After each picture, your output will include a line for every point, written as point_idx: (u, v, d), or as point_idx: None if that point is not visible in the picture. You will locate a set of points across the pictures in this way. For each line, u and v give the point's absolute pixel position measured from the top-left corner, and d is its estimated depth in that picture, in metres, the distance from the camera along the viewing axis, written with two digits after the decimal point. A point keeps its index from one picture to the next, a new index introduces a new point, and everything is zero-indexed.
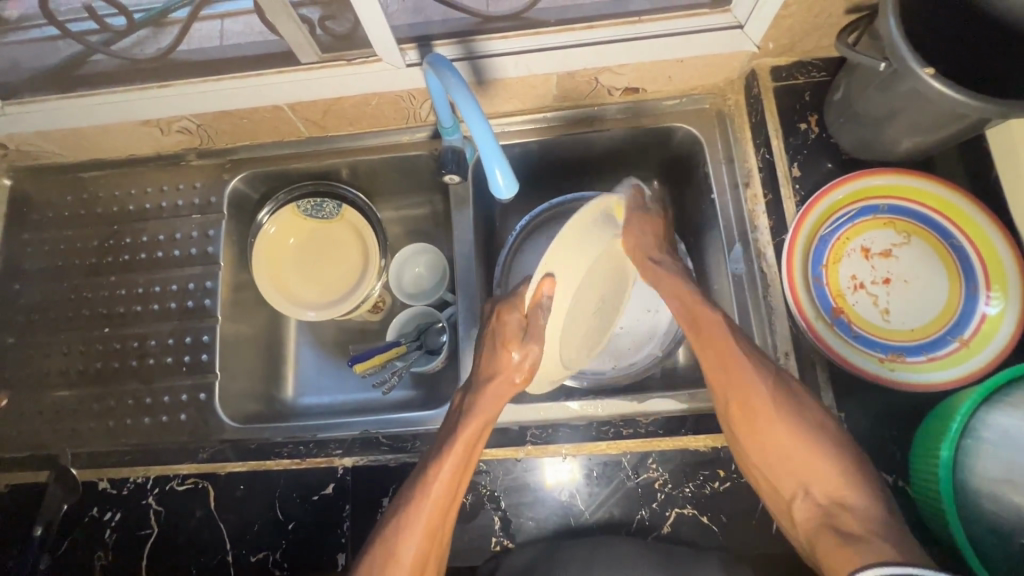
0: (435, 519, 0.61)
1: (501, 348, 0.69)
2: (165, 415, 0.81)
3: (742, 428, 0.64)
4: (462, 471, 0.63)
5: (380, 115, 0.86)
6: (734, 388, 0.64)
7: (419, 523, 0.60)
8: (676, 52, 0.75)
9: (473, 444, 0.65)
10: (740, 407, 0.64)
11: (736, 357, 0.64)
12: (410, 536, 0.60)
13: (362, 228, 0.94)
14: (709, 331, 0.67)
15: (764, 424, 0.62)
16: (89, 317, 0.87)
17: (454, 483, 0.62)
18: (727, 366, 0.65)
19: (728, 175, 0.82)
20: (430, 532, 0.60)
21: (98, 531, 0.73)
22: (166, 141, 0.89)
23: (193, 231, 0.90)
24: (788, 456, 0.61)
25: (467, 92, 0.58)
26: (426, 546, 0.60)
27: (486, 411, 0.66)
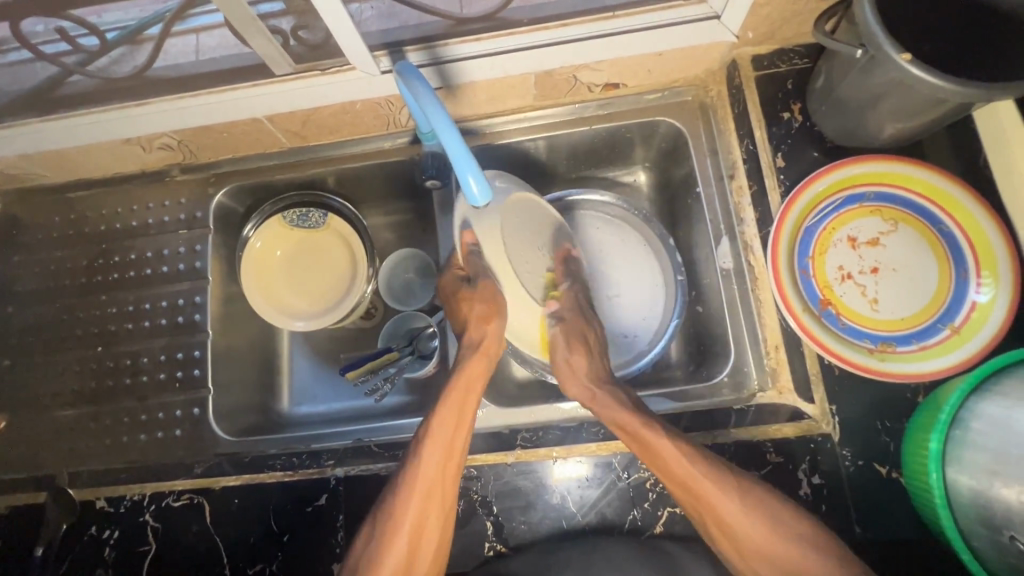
0: (433, 474, 0.63)
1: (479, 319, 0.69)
2: (160, 432, 0.82)
3: (723, 539, 0.61)
4: (456, 425, 0.65)
5: (360, 123, 0.85)
6: (702, 513, 0.61)
7: (416, 479, 0.63)
8: (653, 45, 0.74)
9: (463, 397, 0.66)
10: (722, 531, 0.61)
11: (698, 479, 0.61)
12: (410, 490, 0.62)
13: (348, 236, 0.94)
14: (663, 463, 0.62)
15: (749, 535, 0.60)
16: (82, 336, 0.88)
17: (448, 437, 0.64)
18: (692, 494, 0.61)
19: (713, 168, 0.81)
20: (428, 485, 0.62)
21: (97, 549, 0.73)
22: (149, 157, 0.89)
23: (180, 247, 0.90)
24: (781, 560, 0.59)
25: (435, 101, 0.57)
26: (424, 505, 0.62)
27: (475, 364, 0.68)
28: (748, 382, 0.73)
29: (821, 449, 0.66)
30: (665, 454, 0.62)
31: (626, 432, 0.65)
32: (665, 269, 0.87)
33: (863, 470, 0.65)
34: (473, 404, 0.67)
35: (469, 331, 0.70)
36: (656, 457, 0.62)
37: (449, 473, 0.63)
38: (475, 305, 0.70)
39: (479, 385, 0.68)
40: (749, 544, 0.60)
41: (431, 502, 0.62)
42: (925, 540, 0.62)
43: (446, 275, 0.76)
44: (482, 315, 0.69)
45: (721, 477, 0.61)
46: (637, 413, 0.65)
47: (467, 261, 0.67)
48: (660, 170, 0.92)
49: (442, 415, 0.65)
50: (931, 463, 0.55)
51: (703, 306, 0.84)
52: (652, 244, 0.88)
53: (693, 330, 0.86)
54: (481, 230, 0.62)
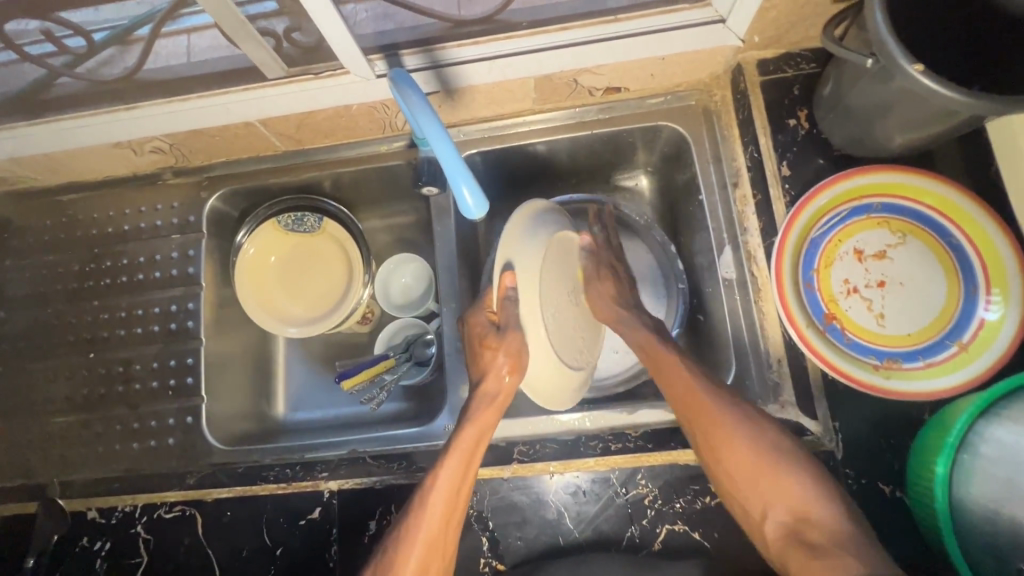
0: (436, 529, 0.60)
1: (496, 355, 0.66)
2: (152, 440, 0.81)
3: (722, 466, 0.60)
4: (462, 479, 0.62)
5: (355, 127, 0.83)
6: (698, 420, 0.62)
7: (420, 535, 0.60)
8: (656, 49, 0.72)
9: (472, 450, 0.63)
10: (714, 452, 0.61)
11: (702, 399, 0.62)
12: (412, 547, 0.59)
13: (344, 241, 0.92)
14: (671, 375, 0.65)
15: (728, 443, 0.60)
16: (74, 343, 0.87)
17: (454, 490, 0.62)
18: (697, 405, 0.62)
19: (716, 175, 0.79)
20: (431, 542, 0.60)
21: (89, 561, 0.73)
22: (140, 161, 0.87)
23: (173, 252, 0.88)
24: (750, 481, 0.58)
25: (429, 111, 0.55)
26: (427, 558, 0.60)
27: (486, 417, 0.65)
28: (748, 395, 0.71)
29: (823, 467, 0.64)
30: (669, 365, 0.66)
31: (680, 394, 0.63)
32: (667, 275, 0.86)
33: (866, 488, 0.63)
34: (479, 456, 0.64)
35: (483, 381, 0.67)
36: (664, 370, 0.66)
37: (452, 521, 0.62)
38: (499, 357, 0.65)
39: (488, 437, 0.65)
40: (726, 455, 0.60)
41: (433, 560, 0.60)
42: (928, 561, 0.61)
43: (471, 314, 0.72)
44: (507, 364, 0.65)
45: (720, 395, 0.63)
46: (661, 343, 0.69)
47: (501, 308, 0.64)
48: (662, 176, 0.90)
49: (449, 469, 0.62)
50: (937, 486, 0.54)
51: (704, 316, 0.82)
52: (654, 251, 0.87)
53: (694, 339, 0.84)
54: (520, 274, 0.60)
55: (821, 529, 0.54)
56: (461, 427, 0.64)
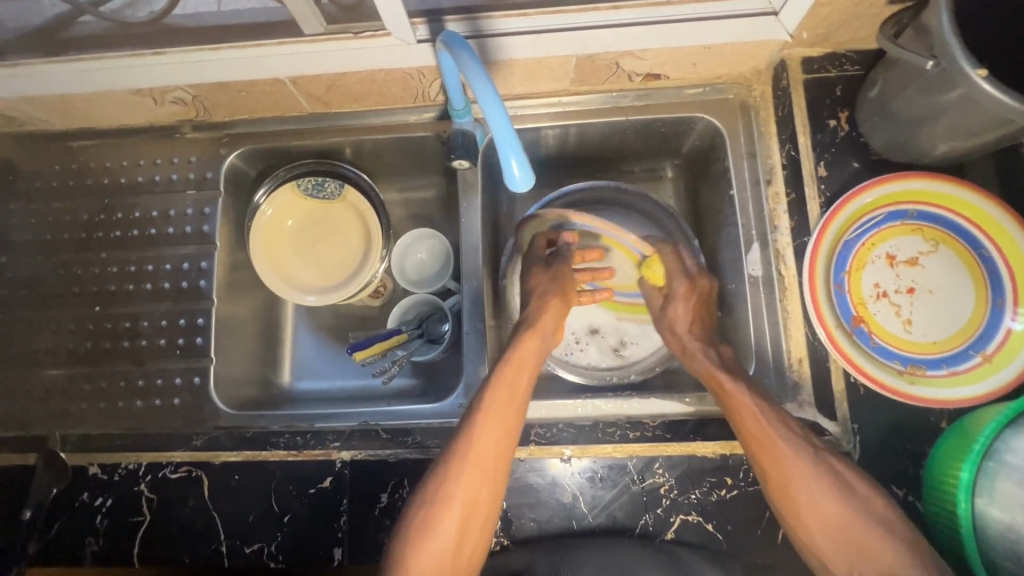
0: (485, 447, 0.61)
1: (546, 300, 0.75)
2: (157, 399, 0.79)
3: (786, 497, 0.60)
4: (509, 401, 0.64)
5: (387, 94, 0.81)
6: (770, 464, 0.61)
7: (474, 448, 0.61)
8: (704, 37, 0.71)
9: (518, 374, 0.67)
10: (788, 494, 0.60)
11: (772, 428, 0.61)
12: (466, 457, 0.61)
13: (364, 211, 0.90)
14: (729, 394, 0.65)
15: (803, 482, 0.60)
16: (79, 294, 0.84)
17: (501, 411, 0.63)
18: (779, 459, 0.60)
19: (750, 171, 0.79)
20: (485, 454, 0.61)
21: (88, 517, 0.70)
22: (159, 111, 0.84)
23: (187, 208, 0.86)
24: (833, 519, 0.58)
25: (482, 75, 0.53)
26: (475, 477, 0.61)
27: (528, 345, 0.69)
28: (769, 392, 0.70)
29: None
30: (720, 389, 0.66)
31: (700, 364, 0.69)
32: None
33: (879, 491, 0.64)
34: (526, 384, 0.66)
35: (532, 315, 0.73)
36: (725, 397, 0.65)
37: (502, 444, 0.62)
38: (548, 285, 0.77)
39: (535, 359, 0.69)
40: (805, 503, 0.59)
41: (485, 472, 0.61)
42: None
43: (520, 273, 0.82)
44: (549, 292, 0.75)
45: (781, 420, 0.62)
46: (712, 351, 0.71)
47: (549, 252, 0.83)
48: (691, 169, 0.90)
49: (495, 390, 0.64)
50: (959, 492, 0.55)
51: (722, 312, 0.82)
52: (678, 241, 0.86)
53: None
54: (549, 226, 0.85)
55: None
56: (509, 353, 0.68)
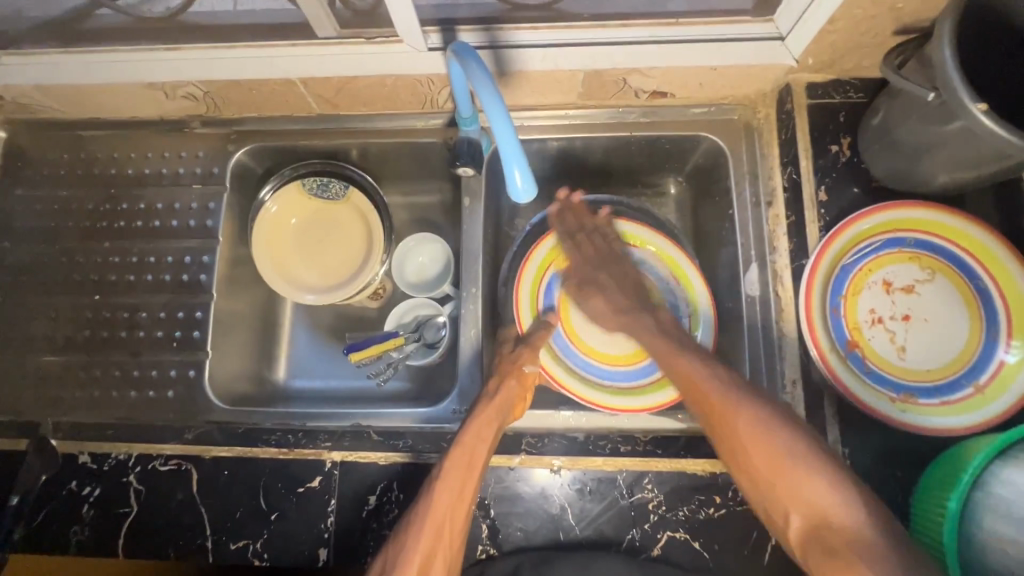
0: (440, 516, 0.61)
1: (505, 373, 0.71)
2: (152, 390, 0.79)
3: (732, 452, 0.60)
4: (468, 469, 0.64)
5: (396, 99, 0.82)
6: (768, 477, 0.57)
7: (428, 518, 0.61)
8: (710, 59, 0.73)
9: (477, 445, 0.65)
10: (731, 446, 0.60)
11: (726, 409, 0.60)
12: (421, 528, 0.61)
13: (367, 212, 0.91)
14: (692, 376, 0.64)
15: (751, 442, 0.58)
16: (80, 282, 0.84)
17: (457, 486, 0.63)
18: (726, 416, 0.60)
19: (751, 192, 0.80)
20: (439, 526, 0.61)
21: (74, 506, 0.69)
22: (170, 106, 0.85)
23: (193, 202, 0.86)
24: (769, 478, 0.57)
25: (491, 85, 0.53)
26: (433, 547, 0.60)
27: (488, 414, 0.67)
28: None
29: None
30: (691, 370, 0.65)
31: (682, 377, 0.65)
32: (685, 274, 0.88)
33: None
34: (484, 456, 0.65)
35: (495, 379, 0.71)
36: (691, 380, 0.64)
37: (460, 513, 0.62)
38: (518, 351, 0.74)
39: (498, 427, 0.67)
40: (748, 454, 0.59)
41: (440, 541, 0.60)
42: None
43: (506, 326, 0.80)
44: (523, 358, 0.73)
45: (736, 390, 0.61)
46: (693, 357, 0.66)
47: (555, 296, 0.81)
48: (694, 187, 0.91)
49: (454, 461, 0.64)
50: (947, 522, 0.56)
51: None
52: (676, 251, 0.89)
53: None
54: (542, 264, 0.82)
55: (840, 534, 0.51)
56: (468, 422, 0.67)
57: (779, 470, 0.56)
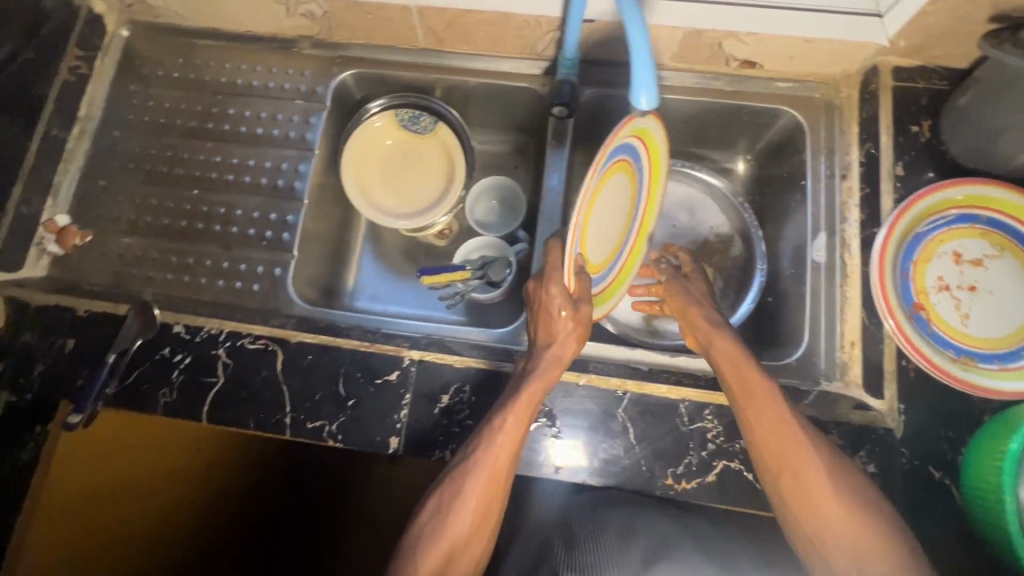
0: (497, 465, 0.62)
1: (562, 334, 0.68)
2: (239, 282, 0.84)
3: (793, 491, 0.59)
4: (524, 424, 0.64)
5: (500, 40, 0.87)
6: (792, 474, 0.60)
7: (483, 476, 0.62)
8: (805, 31, 0.77)
9: (531, 401, 0.65)
10: (798, 494, 0.59)
11: (790, 441, 0.61)
12: (477, 474, 0.62)
13: (452, 149, 0.95)
14: (761, 411, 0.62)
15: (809, 484, 0.59)
16: (181, 177, 0.89)
17: (511, 441, 0.63)
18: (790, 455, 0.60)
19: (826, 166, 0.84)
20: (495, 474, 0.62)
21: (166, 370, 0.74)
22: (286, 24, 0.90)
23: (294, 115, 0.91)
24: (834, 525, 0.57)
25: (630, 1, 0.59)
26: (488, 492, 0.62)
27: (546, 372, 0.67)
28: (815, 370, 0.78)
29: (881, 441, 0.70)
30: (762, 394, 0.63)
31: (728, 366, 0.66)
32: (747, 245, 0.93)
33: (918, 469, 0.69)
34: (536, 411, 0.66)
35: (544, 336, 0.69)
36: (755, 401, 0.63)
37: (513, 463, 0.63)
38: (564, 322, 0.68)
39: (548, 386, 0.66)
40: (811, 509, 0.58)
41: (494, 493, 0.62)
42: (965, 546, 0.66)
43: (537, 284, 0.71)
44: (573, 329, 0.67)
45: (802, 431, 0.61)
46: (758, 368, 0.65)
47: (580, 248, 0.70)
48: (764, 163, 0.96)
49: (512, 417, 0.64)
50: (1005, 462, 0.60)
51: (774, 297, 0.90)
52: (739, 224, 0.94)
53: (761, 319, 0.91)
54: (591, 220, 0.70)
55: None
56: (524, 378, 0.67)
57: (844, 544, 0.56)
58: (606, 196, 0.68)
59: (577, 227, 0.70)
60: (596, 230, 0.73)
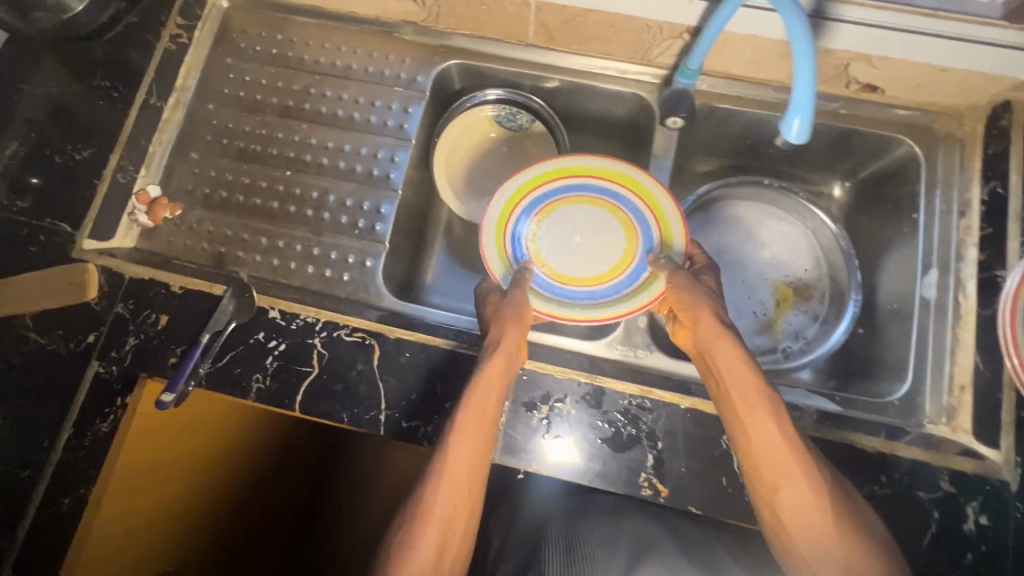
0: (461, 468, 0.58)
1: (505, 324, 0.67)
2: (329, 270, 0.82)
3: (774, 504, 0.57)
4: (484, 419, 0.61)
5: (614, 42, 0.84)
6: (773, 486, 0.57)
7: (447, 483, 0.57)
8: (941, 58, 0.74)
9: (490, 390, 0.62)
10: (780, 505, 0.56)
11: (773, 450, 0.58)
12: (438, 479, 0.57)
13: (545, 150, 0.95)
14: (744, 418, 0.60)
15: (793, 498, 0.56)
16: (274, 156, 0.87)
17: (472, 437, 0.59)
18: (774, 465, 0.57)
19: (942, 201, 0.81)
20: (458, 476, 0.58)
21: (260, 356, 0.73)
22: (393, 8, 0.87)
23: (392, 103, 0.89)
24: (817, 539, 0.55)
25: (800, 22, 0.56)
26: (455, 501, 0.57)
27: (495, 366, 0.64)
28: (919, 411, 0.75)
29: (994, 493, 0.68)
30: (747, 398, 0.60)
31: (725, 363, 0.62)
32: (840, 282, 0.91)
33: None
34: (497, 403, 0.62)
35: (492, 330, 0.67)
36: (743, 409, 0.60)
37: (478, 468, 0.59)
38: (502, 312, 0.69)
39: (503, 378, 0.63)
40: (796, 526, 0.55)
41: (460, 500, 0.57)
42: None
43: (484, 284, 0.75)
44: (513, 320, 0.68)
45: (789, 439, 0.58)
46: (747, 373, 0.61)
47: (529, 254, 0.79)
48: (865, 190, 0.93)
49: (467, 411, 0.61)
50: None
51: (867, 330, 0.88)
52: (835, 260, 0.92)
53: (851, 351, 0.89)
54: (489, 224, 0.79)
55: None
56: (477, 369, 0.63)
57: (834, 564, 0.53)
58: (537, 210, 0.80)
59: (528, 238, 0.79)
60: (569, 244, 0.79)
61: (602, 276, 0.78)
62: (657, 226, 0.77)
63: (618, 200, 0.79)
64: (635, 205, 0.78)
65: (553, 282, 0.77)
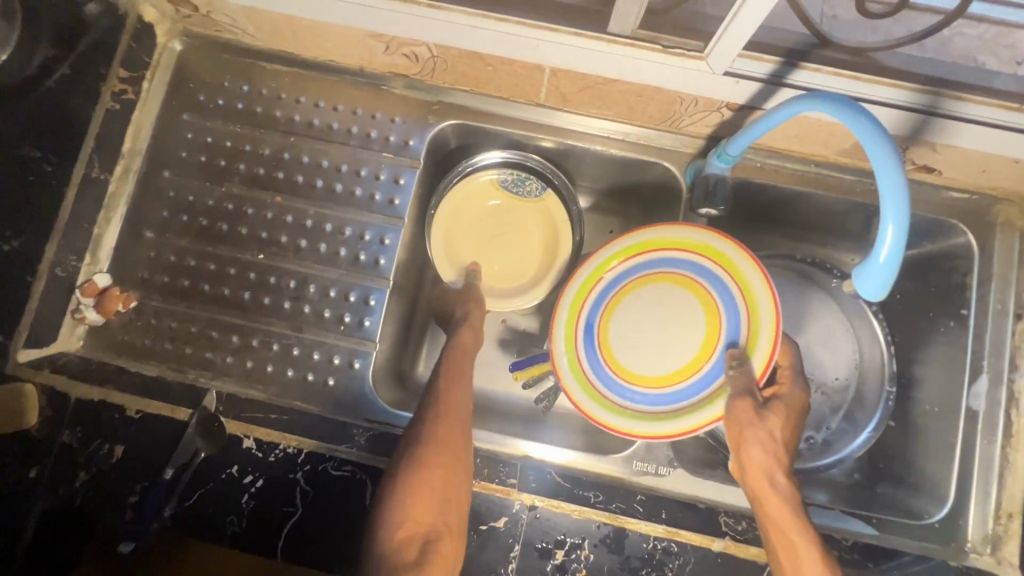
0: (441, 452, 0.59)
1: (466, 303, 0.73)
2: (311, 374, 0.71)
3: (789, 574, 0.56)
4: (460, 401, 0.63)
5: (640, 110, 0.72)
6: (785, 559, 0.56)
7: (426, 481, 0.58)
8: (1016, 151, 0.65)
9: (457, 381, 0.65)
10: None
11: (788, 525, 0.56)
12: (417, 465, 0.59)
13: (558, 221, 0.80)
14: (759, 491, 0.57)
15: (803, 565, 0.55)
16: (245, 236, 0.75)
17: (450, 418, 0.62)
18: (788, 539, 0.56)
19: (996, 299, 0.74)
20: (438, 460, 0.59)
21: (233, 494, 0.64)
22: (379, 60, 0.74)
23: (381, 172, 0.77)
24: None
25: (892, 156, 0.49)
26: (436, 481, 0.58)
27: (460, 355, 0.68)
28: (961, 536, 0.71)
29: None
30: (758, 469, 0.57)
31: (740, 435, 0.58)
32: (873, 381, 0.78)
33: None
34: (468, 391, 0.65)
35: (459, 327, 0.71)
36: (755, 479, 0.58)
37: (459, 449, 0.60)
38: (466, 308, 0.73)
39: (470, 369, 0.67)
40: None
41: (444, 483, 0.58)
42: None
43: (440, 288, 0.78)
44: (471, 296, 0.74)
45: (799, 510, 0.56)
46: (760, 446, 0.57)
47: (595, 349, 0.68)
48: None
49: (443, 399, 0.63)
50: None
51: None
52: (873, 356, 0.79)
53: None
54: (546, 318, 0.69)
55: None
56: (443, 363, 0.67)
57: None
58: (613, 299, 0.69)
59: (599, 331, 0.68)
60: (639, 336, 0.68)
61: (676, 372, 0.66)
62: (743, 312, 0.63)
63: (703, 281, 0.66)
64: (722, 287, 0.65)
65: (620, 381, 0.67)
